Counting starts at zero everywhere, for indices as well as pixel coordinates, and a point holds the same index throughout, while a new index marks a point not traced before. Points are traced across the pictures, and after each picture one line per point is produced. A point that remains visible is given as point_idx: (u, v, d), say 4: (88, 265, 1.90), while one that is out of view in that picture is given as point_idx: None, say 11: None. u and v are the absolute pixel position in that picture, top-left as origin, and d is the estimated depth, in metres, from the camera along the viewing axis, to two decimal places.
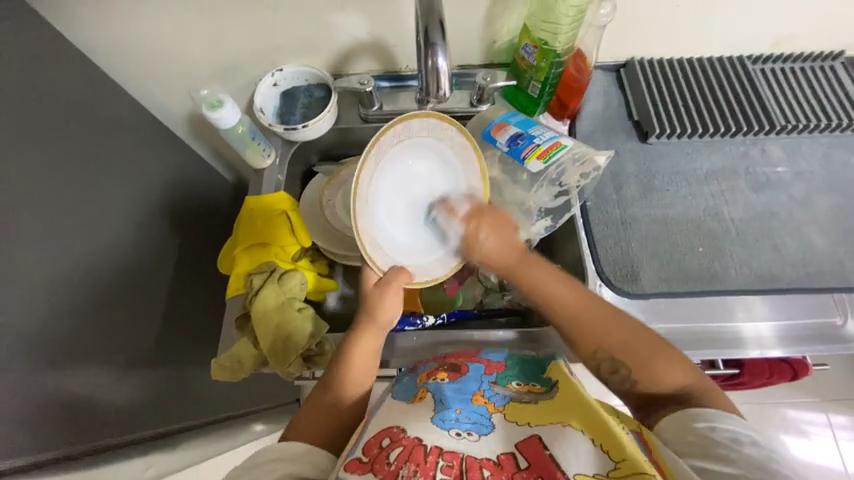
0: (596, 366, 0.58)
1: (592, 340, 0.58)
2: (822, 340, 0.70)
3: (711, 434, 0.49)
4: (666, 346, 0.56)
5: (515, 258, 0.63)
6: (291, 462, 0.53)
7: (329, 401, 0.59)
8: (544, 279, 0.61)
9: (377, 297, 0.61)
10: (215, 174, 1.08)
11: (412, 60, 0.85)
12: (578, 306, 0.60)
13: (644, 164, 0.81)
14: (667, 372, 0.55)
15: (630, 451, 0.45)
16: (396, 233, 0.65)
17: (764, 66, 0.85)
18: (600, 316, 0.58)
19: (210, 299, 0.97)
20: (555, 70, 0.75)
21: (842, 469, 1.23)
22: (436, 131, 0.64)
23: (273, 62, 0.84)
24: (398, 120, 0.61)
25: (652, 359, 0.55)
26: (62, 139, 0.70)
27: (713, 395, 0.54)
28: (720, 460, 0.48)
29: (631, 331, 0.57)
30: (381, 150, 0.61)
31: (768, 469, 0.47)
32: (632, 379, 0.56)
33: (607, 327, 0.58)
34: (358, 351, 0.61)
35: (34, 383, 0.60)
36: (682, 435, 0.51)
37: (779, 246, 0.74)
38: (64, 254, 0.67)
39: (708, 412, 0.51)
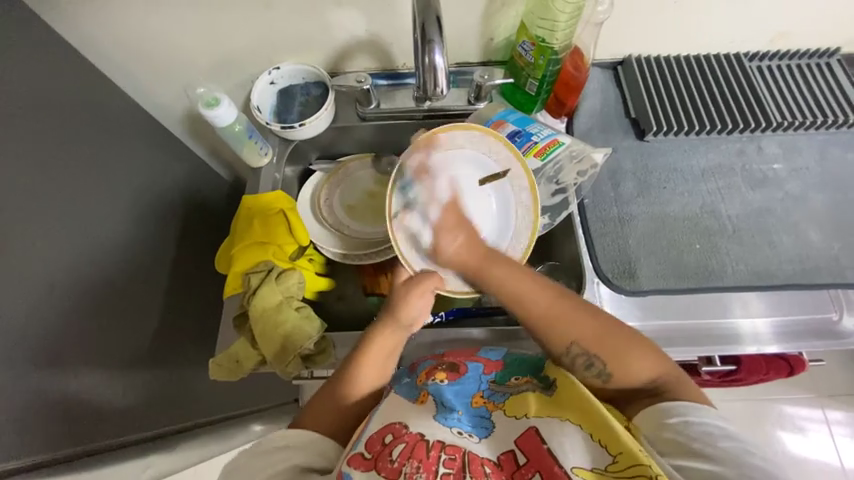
0: (569, 363, 0.57)
1: (560, 333, 0.58)
2: (817, 336, 0.70)
3: (684, 429, 0.49)
4: (636, 337, 0.56)
5: (479, 254, 0.66)
6: (298, 450, 0.54)
7: (338, 395, 0.59)
8: (506, 277, 0.63)
9: (403, 296, 0.64)
10: (211, 172, 1.07)
11: (409, 58, 0.85)
12: (542, 303, 0.60)
13: (642, 161, 0.81)
14: (636, 362, 0.54)
15: (627, 442, 0.45)
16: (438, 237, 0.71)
17: (761, 63, 0.85)
18: (565, 306, 0.59)
19: (207, 299, 0.97)
20: (553, 67, 0.75)
21: (838, 465, 1.24)
22: (479, 143, 0.71)
23: (270, 60, 0.84)
24: (442, 130, 0.71)
25: (622, 352, 0.55)
26: (57, 138, 0.70)
27: (686, 385, 0.53)
28: (698, 456, 0.47)
29: (596, 321, 0.58)
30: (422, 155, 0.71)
31: (744, 464, 0.46)
32: (605, 373, 0.55)
33: (574, 318, 0.58)
34: (378, 348, 0.61)
35: (30, 384, 0.60)
36: (658, 432, 0.50)
37: (775, 243, 0.75)
38: (60, 254, 0.67)
39: (679, 406, 0.50)
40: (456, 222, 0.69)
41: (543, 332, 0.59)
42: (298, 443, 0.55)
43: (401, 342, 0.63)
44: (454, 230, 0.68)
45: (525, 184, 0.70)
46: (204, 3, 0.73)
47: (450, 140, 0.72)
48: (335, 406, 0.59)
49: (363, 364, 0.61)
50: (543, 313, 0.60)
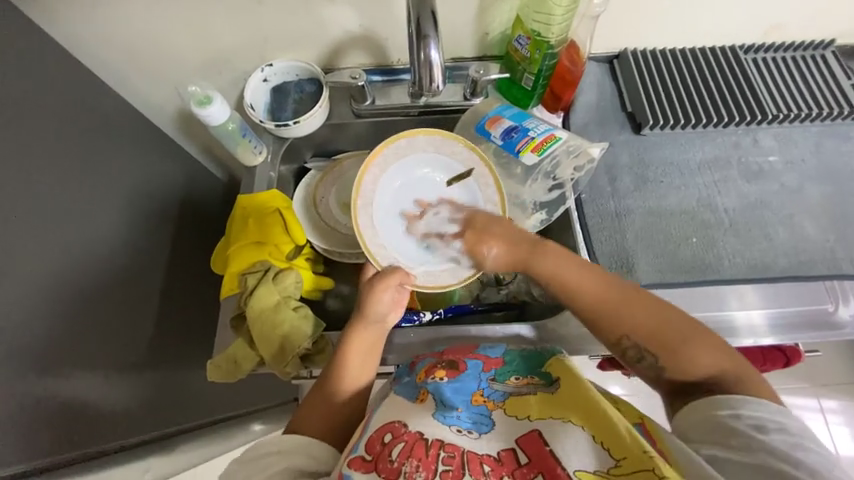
0: (622, 352, 0.58)
1: (620, 325, 0.57)
2: (814, 328, 0.70)
3: (734, 423, 0.50)
4: (698, 330, 0.56)
5: (524, 250, 0.61)
6: (290, 454, 0.54)
7: (329, 397, 0.60)
8: (564, 273, 0.60)
9: (368, 294, 0.62)
10: (205, 172, 1.06)
11: (403, 53, 0.84)
12: (604, 299, 0.58)
13: (638, 156, 0.81)
14: (698, 357, 0.55)
15: (630, 444, 0.44)
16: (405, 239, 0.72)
17: (757, 55, 0.85)
18: (623, 300, 0.58)
19: (204, 299, 0.96)
20: (548, 62, 0.75)
21: (833, 452, 1.26)
22: (442, 143, 0.73)
23: (262, 57, 0.83)
24: (402, 136, 0.73)
25: (681, 345, 0.55)
26: (46, 137, 0.68)
27: (747, 381, 0.53)
28: (742, 449, 0.48)
29: (657, 315, 0.57)
30: (385, 159, 0.73)
31: (791, 457, 0.47)
32: (661, 365, 0.56)
33: (634, 313, 0.57)
34: (355, 344, 0.62)
35: (26, 388, 0.59)
36: (697, 425, 0.52)
37: (772, 235, 0.75)
38: (53, 256, 0.66)
39: (735, 400, 0.51)
40: (491, 226, 0.65)
41: (603, 328, 0.58)
42: (290, 448, 0.55)
43: (379, 336, 0.63)
44: (485, 240, 0.64)
45: (492, 182, 0.72)
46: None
47: (411, 141, 0.73)
48: (324, 406, 0.60)
49: (343, 366, 0.61)
50: (602, 308, 0.58)
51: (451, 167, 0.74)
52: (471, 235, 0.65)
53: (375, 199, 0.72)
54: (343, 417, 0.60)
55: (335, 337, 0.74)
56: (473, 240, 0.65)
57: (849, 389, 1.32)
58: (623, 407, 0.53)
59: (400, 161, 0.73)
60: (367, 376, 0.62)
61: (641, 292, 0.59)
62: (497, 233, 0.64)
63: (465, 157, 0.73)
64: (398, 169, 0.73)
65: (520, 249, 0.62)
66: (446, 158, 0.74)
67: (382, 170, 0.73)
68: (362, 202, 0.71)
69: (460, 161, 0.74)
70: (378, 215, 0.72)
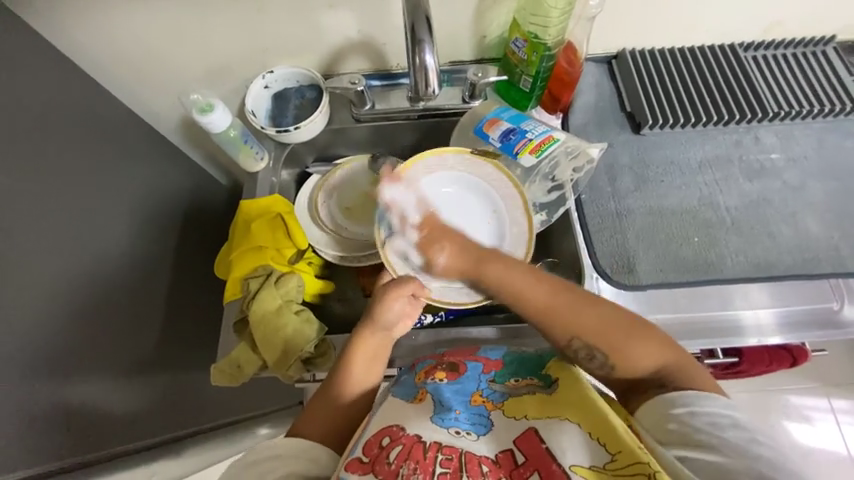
0: (573, 356, 0.57)
1: (564, 325, 0.57)
2: (820, 326, 0.70)
3: (689, 420, 0.49)
4: (639, 327, 0.56)
5: (473, 254, 0.65)
6: (292, 460, 0.54)
7: (329, 403, 0.60)
8: (508, 277, 0.62)
9: (381, 299, 0.64)
10: (209, 178, 1.07)
11: (402, 58, 0.85)
12: (546, 301, 0.59)
13: (638, 156, 0.81)
14: (641, 354, 0.54)
15: (627, 442, 0.45)
16: None
17: (756, 53, 0.84)
18: (566, 299, 0.58)
19: (209, 304, 0.97)
20: (546, 64, 0.75)
21: (845, 453, 1.24)
22: (469, 162, 0.76)
23: (263, 64, 0.84)
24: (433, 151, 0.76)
25: (623, 342, 0.55)
26: (53, 146, 0.70)
27: (696, 378, 0.52)
28: (701, 447, 0.47)
29: (603, 314, 0.57)
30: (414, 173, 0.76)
31: (750, 456, 0.45)
32: (609, 363, 0.56)
33: (580, 312, 0.57)
34: (363, 348, 0.63)
35: (37, 394, 0.61)
36: (662, 425, 0.50)
37: (775, 234, 0.74)
38: (59, 263, 0.67)
39: (687, 396, 0.50)
40: (445, 230, 0.67)
41: (548, 326, 0.58)
42: (292, 453, 0.54)
43: (386, 342, 0.64)
44: (438, 237, 0.67)
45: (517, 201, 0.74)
46: (195, 10, 0.73)
47: (440, 160, 0.76)
48: (327, 409, 0.60)
49: (346, 372, 0.62)
50: (545, 308, 0.59)
51: (482, 190, 0.76)
52: (425, 230, 0.68)
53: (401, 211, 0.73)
54: (344, 420, 0.60)
55: (338, 341, 0.75)
56: (427, 238, 0.67)
57: None
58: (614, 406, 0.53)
59: (427, 179, 0.76)
60: (371, 380, 0.63)
61: (585, 293, 0.59)
62: (446, 232, 0.67)
63: (490, 174, 0.75)
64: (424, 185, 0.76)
65: (468, 255, 0.65)
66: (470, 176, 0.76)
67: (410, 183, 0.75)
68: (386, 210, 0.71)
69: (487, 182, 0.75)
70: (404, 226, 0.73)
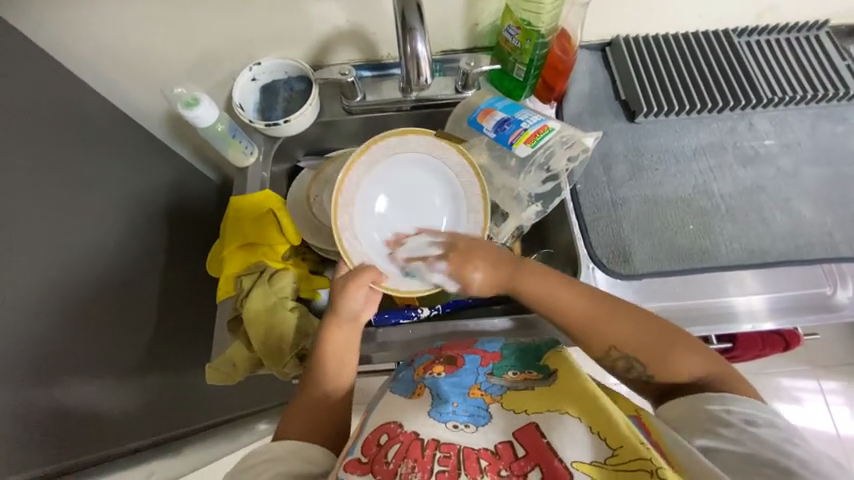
0: (611, 364, 0.59)
1: (606, 337, 0.58)
2: (813, 310, 0.70)
3: (723, 416, 0.51)
4: (681, 336, 0.57)
5: (508, 271, 0.62)
6: (281, 460, 0.54)
7: (319, 399, 0.61)
8: (549, 292, 0.60)
9: (340, 291, 0.62)
10: (198, 173, 1.05)
11: (392, 47, 0.83)
12: (585, 314, 0.59)
13: (633, 144, 0.80)
14: (683, 362, 0.55)
15: (628, 438, 0.44)
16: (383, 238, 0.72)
17: (750, 38, 0.84)
18: (608, 312, 0.59)
19: (202, 302, 0.96)
20: (540, 51, 0.74)
21: (834, 433, 1.27)
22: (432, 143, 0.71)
23: (250, 55, 0.81)
24: (395, 134, 0.71)
25: (665, 351, 0.56)
26: (36, 144, 0.67)
27: (732, 379, 0.54)
28: (730, 441, 0.49)
29: (645, 325, 0.58)
30: (373, 158, 0.71)
31: (783, 451, 0.48)
32: (650, 371, 0.57)
33: (619, 324, 0.58)
34: (333, 344, 0.62)
35: (29, 398, 0.59)
36: (689, 416, 0.53)
37: (769, 220, 0.74)
38: (47, 263, 0.66)
39: (726, 397, 0.52)
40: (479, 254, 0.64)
41: (588, 338, 0.59)
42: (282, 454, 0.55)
43: (353, 335, 0.63)
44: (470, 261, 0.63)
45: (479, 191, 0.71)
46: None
47: (400, 142, 0.71)
48: (319, 405, 0.60)
49: (321, 367, 0.62)
50: (588, 321, 0.59)
51: (441, 172, 0.73)
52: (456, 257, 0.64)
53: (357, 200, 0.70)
54: (330, 419, 0.60)
55: None
56: (460, 264, 0.63)
57: (851, 370, 1.32)
58: (621, 401, 0.53)
59: (385, 161, 0.72)
60: (349, 377, 0.63)
61: (621, 303, 0.59)
62: (478, 253, 0.63)
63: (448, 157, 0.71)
64: (381, 170, 0.72)
65: (503, 272, 0.62)
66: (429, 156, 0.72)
67: (367, 170, 0.71)
68: (343, 202, 0.69)
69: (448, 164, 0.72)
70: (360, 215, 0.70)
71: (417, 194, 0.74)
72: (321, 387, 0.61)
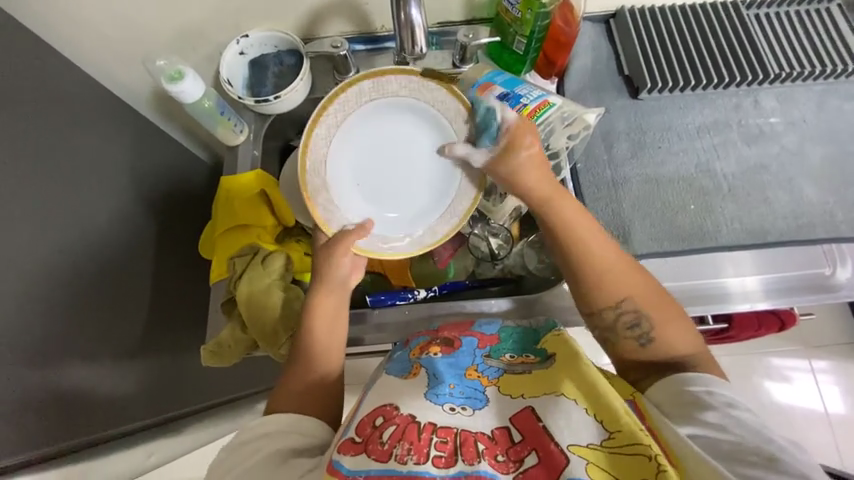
0: (611, 319, 0.58)
1: (615, 289, 0.58)
2: (810, 290, 0.70)
3: (705, 398, 0.51)
4: (678, 315, 0.58)
5: (553, 187, 0.61)
6: (281, 435, 0.54)
7: (314, 377, 0.60)
8: (583, 224, 0.60)
9: (328, 258, 0.63)
10: (189, 154, 1.02)
11: (387, 19, 0.79)
12: (606, 262, 0.59)
13: (635, 121, 0.78)
14: (676, 337, 0.57)
15: (626, 422, 0.44)
16: (365, 197, 0.69)
17: (759, 11, 0.81)
18: (624, 265, 0.59)
19: (197, 285, 0.95)
20: (541, 23, 0.70)
21: (822, 410, 1.30)
22: (417, 90, 0.67)
23: (237, 28, 0.78)
24: (373, 75, 0.66)
25: (664, 323, 0.57)
26: (14, 120, 0.64)
27: (713, 367, 0.55)
28: (712, 425, 0.49)
29: (652, 290, 0.59)
30: (350, 106, 0.67)
31: (764, 435, 0.48)
32: (644, 338, 0.57)
33: (634, 282, 0.59)
34: (321, 316, 0.62)
35: (24, 382, 0.59)
36: (674, 398, 0.53)
37: (771, 199, 0.73)
38: (32, 245, 0.64)
39: (706, 377, 0.53)
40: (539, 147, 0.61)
41: (598, 287, 0.59)
42: (277, 431, 0.55)
43: (341, 306, 0.64)
44: (530, 133, 0.60)
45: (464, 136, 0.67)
46: None
47: (378, 84, 0.67)
48: (316, 384, 0.60)
49: (311, 335, 0.62)
50: (607, 267, 0.59)
51: (429, 120, 0.68)
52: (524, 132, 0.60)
53: (332, 157, 0.67)
54: (324, 395, 0.60)
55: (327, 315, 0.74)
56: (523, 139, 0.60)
57: (842, 350, 1.34)
58: (617, 385, 0.53)
59: (361, 108, 0.67)
60: (340, 354, 0.63)
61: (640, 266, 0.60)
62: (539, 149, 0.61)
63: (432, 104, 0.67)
64: (358, 122, 0.68)
65: (548, 185, 0.61)
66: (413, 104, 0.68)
67: (344, 120, 0.67)
68: (311, 165, 0.66)
69: (437, 110, 0.67)
70: (337, 173, 0.67)
71: (401, 147, 0.69)
72: (313, 362, 0.61)
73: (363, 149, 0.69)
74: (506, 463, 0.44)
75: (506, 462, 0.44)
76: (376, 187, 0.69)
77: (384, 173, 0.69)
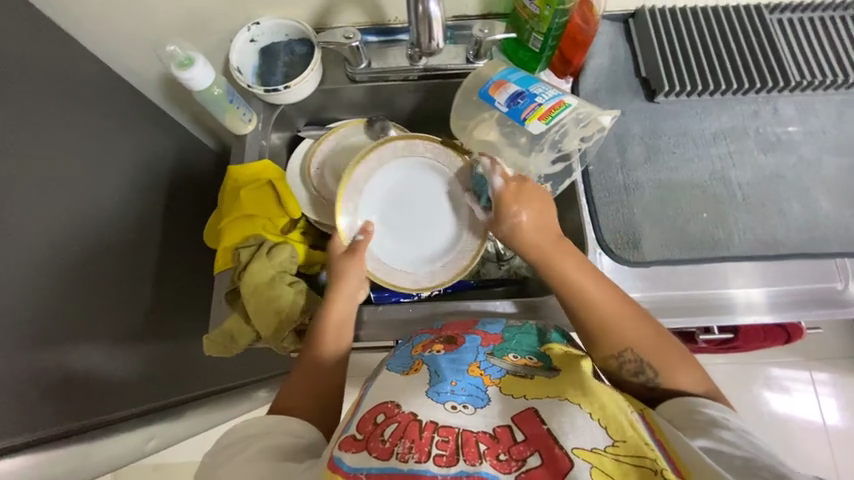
0: (618, 366, 0.58)
1: (619, 339, 0.58)
2: (820, 304, 0.69)
3: (722, 420, 0.52)
4: (687, 357, 0.58)
5: (548, 237, 0.63)
6: (268, 430, 0.55)
7: (317, 383, 0.62)
8: (580, 274, 0.61)
9: (343, 264, 0.68)
10: (195, 140, 1.02)
11: (400, 11, 0.77)
12: (609, 315, 0.59)
13: (651, 125, 0.76)
14: (687, 378, 0.56)
15: (632, 435, 0.44)
16: (384, 237, 0.74)
17: (782, 16, 0.78)
18: (627, 315, 0.59)
19: (200, 273, 0.94)
20: (559, 20, 0.68)
21: (821, 423, 1.29)
22: (437, 150, 0.74)
23: (248, 15, 0.76)
24: (403, 137, 0.74)
25: (672, 366, 0.57)
26: (15, 99, 0.63)
27: (722, 400, 0.56)
28: (727, 443, 0.50)
29: (658, 337, 0.58)
30: (381, 156, 0.74)
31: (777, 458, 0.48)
32: (653, 381, 0.57)
33: (641, 333, 0.58)
34: (330, 316, 0.65)
35: (24, 364, 0.59)
36: (691, 417, 0.53)
37: (785, 211, 0.72)
38: (33, 225, 0.63)
39: (722, 406, 0.53)
40: (542, 198, 0.64)
41: (603, 336, 0.58)
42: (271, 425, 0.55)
43: (351, 310, 0.66)
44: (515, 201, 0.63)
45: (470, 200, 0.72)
46: None
47: (408, 145, 0.74)
48: (319, 387, 0.62)
49: (318, 343, 0.64)
50: (609, 318, 0.59)
51: (450, 181, 0.75)
52: (511, 188, 0.63)
53: (364, 191, 0.73)
54: (326, 388, 0.62)
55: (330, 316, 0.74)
56: (511, 195, 0.63)
57: (843, 363, 1.32)
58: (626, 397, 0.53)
59: (390, 162, 0.74)
60: (343, 353, 0.65)
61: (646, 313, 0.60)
62: (537, 200, 0.63)
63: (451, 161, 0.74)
64: (387, 171, 0.74)
65: (544, 235, 0.63)
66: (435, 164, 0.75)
67: (379, 164, 0.74)
68: (352, 187, 0.72)
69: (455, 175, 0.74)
70: (364, 207, 0.73)
71: (421, 202, 0.75)
72: (318, 357, 0.63)
73: (392, 185, 0.75)
74: (508, 462, 0.44)
75: (508, 461, 0.44)
76: (394, 221, 0.75)
77: (406, 210, 0.75)
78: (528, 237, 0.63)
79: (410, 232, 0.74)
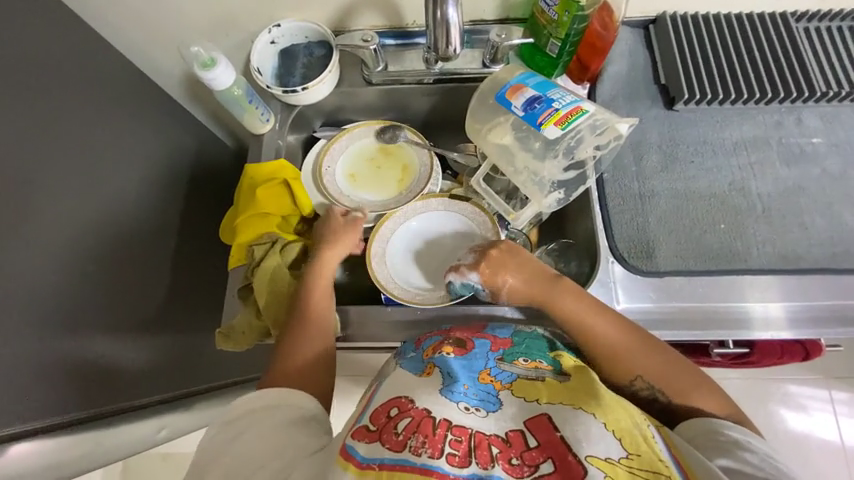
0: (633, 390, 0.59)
1: (628, 367, 0.59)
2: (842, 323, 0.66)
3: (745, 443, 0.51)
4: (698, 375, 0.58)
5: (541, 280, 0.64)
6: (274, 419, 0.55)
7: (309, 377, 0.61)
8: (579, 308, 0.62)
9: (340, 226, 0.74)
10: (214, 138, 1.04)
11: (419, 14, 0.78)
12: (617, 343, 0.59)
13: (669, 133, 0.75)
14: (701, 396, 0.56)
15: (646, 450, 0.45)
16: (407, 262, 0.77)
17: (809, 24, 0.76)
18: (630, 342, 0.59)
19: (215, 267, 0.96)
20: (578, 26, 0.69)
21: (840, 444, 1.24)
22: (452, 204, 0.78)
23: (270, 17, 0.78)
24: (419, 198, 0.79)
25: (684, 385, 0.57)
26: (43, 96, 0.66)
27: (747, 424, 0.55)
28: (748, 463, 0.49)
29: (667, 361, 0.58)
30: (407, 210, 0.79)
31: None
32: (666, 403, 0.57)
33: (646, 357, 0.59)
34: (308, 299, 0.67)
35: (44, 349, 0.61)
36: (713, 435, 0.52)
37: (808, 224, 0.70)
38: (55, 216, 0.65)
39: (744, 430, 0.52)
40: (508, 249, 0.67)
41: (610, 364, 0.60)
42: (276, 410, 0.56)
43: (329, 284, 0.69)
44: (501, 273, 0.66)
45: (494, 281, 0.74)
46: None
47: (425, 204, 0.79)
48: (312, 378, 0.62)
49: (297, 333, 0.65)
50: (614, 348, 0.59)
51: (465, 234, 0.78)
52: (487, 267, 0.66)
53: (395, 235, 0.78)
54: (319, 383, 0.62)
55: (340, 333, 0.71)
56: (490, 272, 0.66)
57: None
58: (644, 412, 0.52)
59: (416, 218, 0.79)
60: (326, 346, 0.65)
61: (647, 334, 0.60)
62: (513, 255, 0.67)
63: (467, 210, 0.78)
64: (414, 225, 0.79)
65: (538, 279, 0.65)
66: (454, 218, 0.78)
67: (404, 218, 0.79)
68: (383, 233, 0.78)
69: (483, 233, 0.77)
70: (394, 247, 0.77)
71: (443, 253, 0.77)
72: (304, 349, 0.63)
73: (418, 235, 0.78)
74: (520, 467, 0.43)
75: (520, 467, 0.43)
76: (421, 258, 0.77)
77: (431, 254, 0.77)
78: (523, 286, 0.65)
79: (430, 268, 0.76)
